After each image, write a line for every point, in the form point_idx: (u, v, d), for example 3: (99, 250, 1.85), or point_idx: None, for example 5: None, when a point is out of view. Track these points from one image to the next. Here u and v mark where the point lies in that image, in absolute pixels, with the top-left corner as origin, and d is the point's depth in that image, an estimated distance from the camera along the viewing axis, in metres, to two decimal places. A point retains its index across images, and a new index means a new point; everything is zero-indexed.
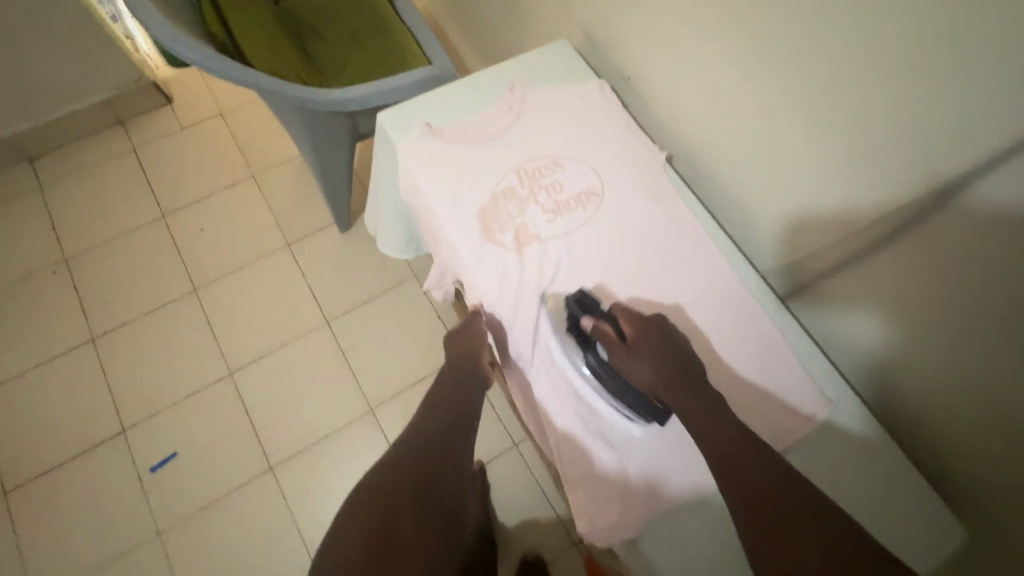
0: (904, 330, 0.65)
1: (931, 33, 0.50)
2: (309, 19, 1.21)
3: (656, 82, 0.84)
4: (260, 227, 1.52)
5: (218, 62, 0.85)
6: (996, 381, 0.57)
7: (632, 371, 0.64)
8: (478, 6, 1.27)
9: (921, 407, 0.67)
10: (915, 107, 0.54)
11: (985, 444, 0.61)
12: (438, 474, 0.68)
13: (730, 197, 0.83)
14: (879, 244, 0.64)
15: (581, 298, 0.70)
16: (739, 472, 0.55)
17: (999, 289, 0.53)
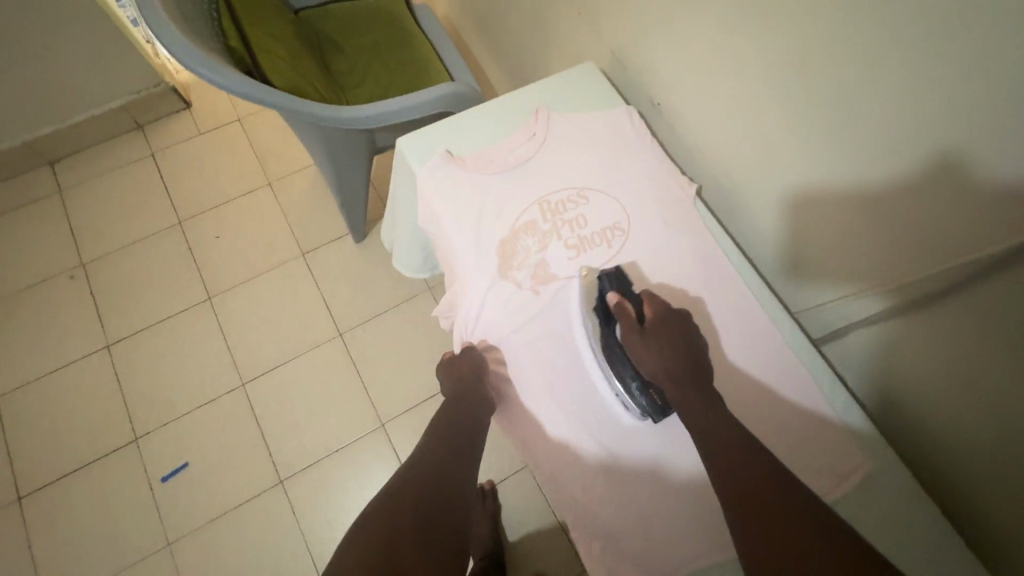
0: (939, 383, 0.60)
1: (980, 83, 0.45)
2: (328, 30, 1.20)
3: (687, 111, 0.80)
4: (275, 236, 1.52)
5: (233, 80, 0.83)
6: (996, 386, 0.54)
7: (642, 352, 0.64)
8: (501, 18, 1.24)
9: (923, 417, 0.64)
10: (960, 161, 0.50)
11: (992, 459, 0.58)
12: (444, 496, 0.60)
13: (761, 228, 0.78)
14: (917, 301, 0.59)
15: (614, 274, 0.70)
16: (735, 470, 0.53)
17: (1003, 287, 0.50)
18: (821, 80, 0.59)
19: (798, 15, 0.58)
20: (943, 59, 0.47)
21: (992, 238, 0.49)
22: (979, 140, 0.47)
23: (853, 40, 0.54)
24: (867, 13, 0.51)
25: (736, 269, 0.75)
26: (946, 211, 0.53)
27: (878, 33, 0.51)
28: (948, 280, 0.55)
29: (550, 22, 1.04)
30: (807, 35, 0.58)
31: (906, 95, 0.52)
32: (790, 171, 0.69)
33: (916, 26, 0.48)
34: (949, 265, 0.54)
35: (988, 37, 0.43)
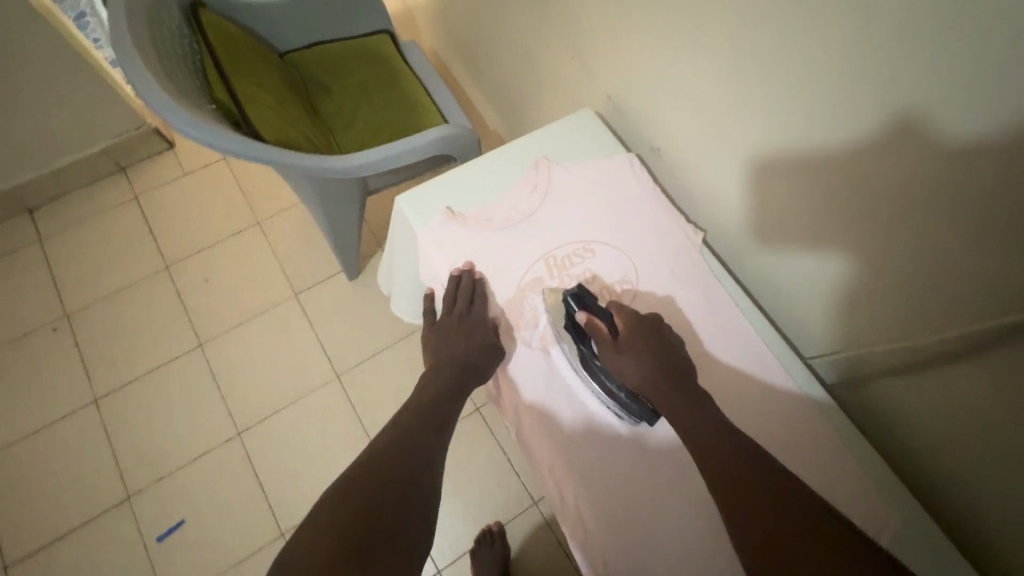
0: (955, 442, 0.58)
1: (992, 156, 0.43)
2: (315, 71, 1.18)
3: (682, 153, 0.79)
4: (267, 276, 1.48)
5: (220, 137, 0.80)
6: (995, 411, 0.51)
7: (623, 370, 0.60)
8: (488, 53, 1.23)
9: (935, 453, 0.61)
10: (955, 215, 0.48)
11: (1005, 497, 0.54)
12: (416, 471, 0.55)
13: (763, 269, 0.76)
14: (931, 357, 0.55)
15: (579, 291, 0.64)
16: (724, 465, 0.50)
17: (994, 312, 0.48)
18: (820, 139, 0.57)
19: (793, 76, 0.56)
20: (951, 130, 0.45)
21: (1000, 309, 0.47)
22: (986, 215, 0.45)
23: (852, 104, 0.52)
24: (865, 80, 0.50)
25: (742, 319, 0.73)
26: (948, 277, 0.51)
27: (880, 99, 0.49)
28: (960, 344, 0.52)
29: (539, 62, 1.04)
30: (802, 95, 0.56)
31: (913, 160, 0.49)
32: (784, 215, 0.67)
33: (922, 94, 0.46)
34: (962, 331, 0.51)
35: (1000, 112, 0.41)
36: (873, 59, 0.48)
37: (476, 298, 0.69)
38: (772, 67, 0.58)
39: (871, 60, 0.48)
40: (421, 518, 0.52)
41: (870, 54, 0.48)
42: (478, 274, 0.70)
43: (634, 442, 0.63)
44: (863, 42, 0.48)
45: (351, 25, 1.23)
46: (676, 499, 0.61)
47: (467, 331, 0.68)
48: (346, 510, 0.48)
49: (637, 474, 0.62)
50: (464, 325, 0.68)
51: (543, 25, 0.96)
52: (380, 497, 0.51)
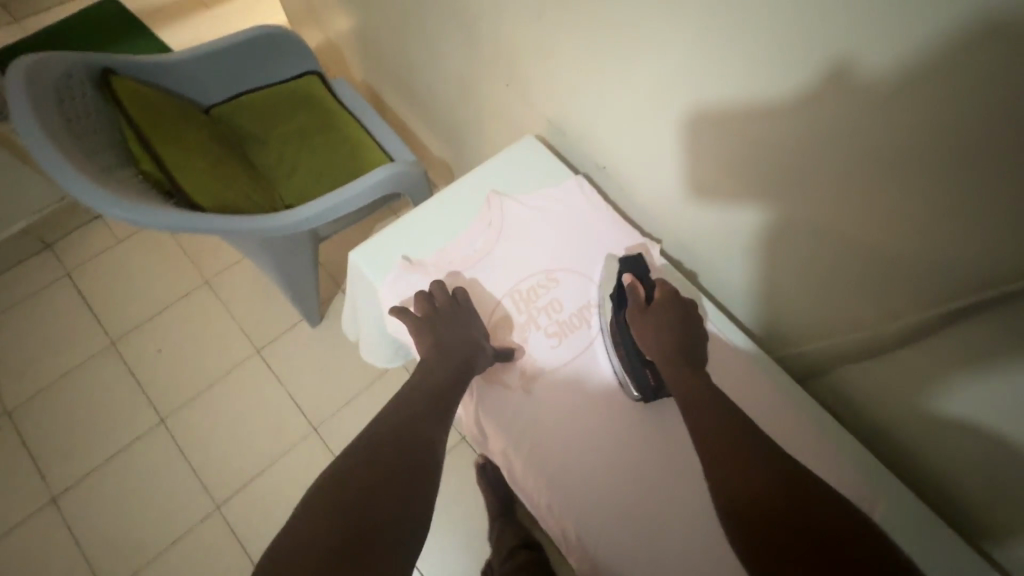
0: (921, 416, 0.61)
1: (918, 149, 0.46)
2: (246, 124, 1.14)
3: (628, 170, 0.81)
4: (225, 336, 1.42)
5: (149, 213, 0.76)
6: (954, 387, 0.55)
7: (642, 331, 0.64)
8: (422, 84, 1.23)
9: (904, 429, 0.64)
10: (891, 204, 0.51)
11: (971, 459, 0.58)
12: (416, 456, 0.54)
13: (720, 272, 0.78)
14: (893, 343, 0.59)
15: (634, 260, 0.70)
16: (705, 409, 0.57)
17: (943, 296, 0.51)
18: (756, 146, 0.59)
19: (724, 88, 0.58)
20: (882, 125, 0.47)
21: (962, 288, 0.49)
22: (927, 199, 0.48)
23: (783, 109, 0.54)
24: (793, 86, 0.52)
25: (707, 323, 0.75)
26: (896, 269, 0.54)
27: (810, 103, 0.51)
28: (924, 325, 0.54)
29: (475, 90, 1.04)
30: (734, 105, 0.58)
31: (850, 158, 0.52)
32: (732, 221, 0.69)
33: (849, 95, 0.48)
34: (924, 310, 0.54)
35: (927, 103, 0.43)
36: (799, 65, 0.50)
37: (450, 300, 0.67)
38: (703, 79, 0.60)
39: (797, 67, 0.50)
40: (422, 501, 0.51)
41: (795, 61, 0.50)
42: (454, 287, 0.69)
43: (629, 469, 0.63)
44: (786, 50, 0.50)
45: (277, 70, 1.20)
46: (675, 512, 0.62)
47: (452, 318, 0.66)
48: (343, 496, 0.47)
49: (637, 502, 0.62)
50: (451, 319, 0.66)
51: (473, 55, 0.96)
52: (380, 484, 0.49)
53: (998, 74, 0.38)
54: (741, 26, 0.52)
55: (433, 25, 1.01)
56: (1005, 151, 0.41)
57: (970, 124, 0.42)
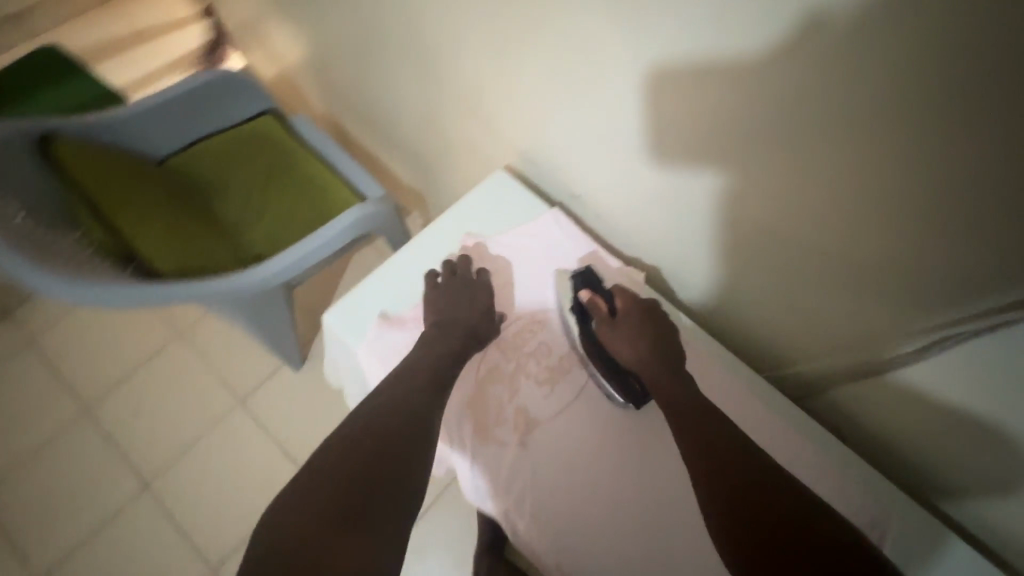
0: (928, 431, 0.61)
1: (900, 175, 0.44)
2: (202, 174, 1.08)
3: (603, 200, 0.78)
4: (204, 389, 1.36)
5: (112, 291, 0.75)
6: (962, 404, 0.55)
7: (616, 344, 0.64)
8: (384, 114, 1.19)
9: (911, 443, 0.64)
10: (877, 228, 0.49)
11: (981, 467, 0.58)
12: (414, 429, 0.56)
13: (705, 299, 0.77)
14: (894, 366, 0.58)
15: (586, 274, 0.68)
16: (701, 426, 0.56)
17: (943, 325, 0.50)
18: (728, 174, 0.57)
19: (686, 121, 0.56)
20: (855, 153, 0.46)
21: (963, 316, 0.48)
22: (909, 224, 0.46)
23: (750, 140, 0.52)
24: (757, 118, 0.50)
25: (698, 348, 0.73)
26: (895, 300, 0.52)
27: (777, 134, 0.50)
28: (925, 348, 0.53)
29: (439, 120, 1.01)
30: (699, 138, 0.56)
31: (825, 185, 0.50)
32: (714, 249, 0.67)
33: (817, 124, 0.46)
34: (922, 333, 0.53)
35: (900, 131, 0.42)
36: (762, 97, 0.48)
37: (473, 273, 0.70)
38: (666, 112, 0.58)
39: (760, 100, 0.49)
40: (418, 470, 0.53)
41: (757, 93, 0.48)
42: (479, 268, 0.71)
43: (638, 523, 0.60)
44: (748, 83, 0.48)
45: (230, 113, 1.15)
46: (693, 560, 0.58)
47: (473, 294, 0.68)
48: (344, 465, 0.51)
49: (651, 559, 0.58)
50: (458, 294, 0.68)
51: (433, 86, 0.93)
52: (377, 454, 0.52)
53: (973, 104, 0.37)
54: (700, 58, 0.50)
55: (389, 56, 0.98)
56: (990, 178, 0.39)
57: (950, 150, 0.40)
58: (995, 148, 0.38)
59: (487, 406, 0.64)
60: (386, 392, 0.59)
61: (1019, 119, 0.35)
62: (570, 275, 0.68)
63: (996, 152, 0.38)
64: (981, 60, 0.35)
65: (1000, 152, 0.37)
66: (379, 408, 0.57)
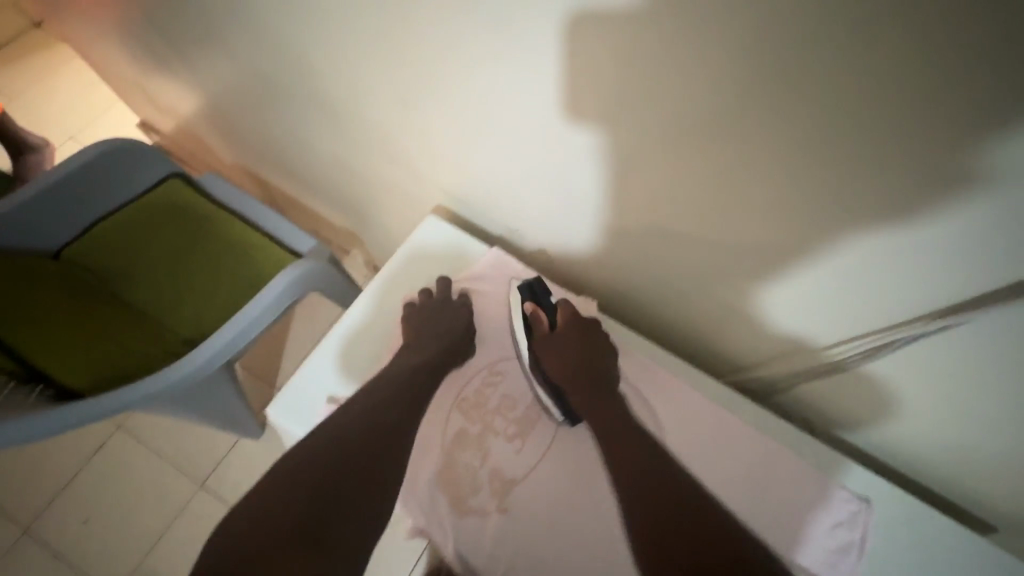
0: (882, 407, 0.66)
1: (833, 160, 0.44)
2: (108, 259, 0.98)
3: (541, 233, 0.79)
4: (159, 479, 1.25)
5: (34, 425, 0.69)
6: (909, 381, 0.60)
7: (550, 357, 0.65)
8: (301, 161, 1.15)
9: (867, 420, 0.69)
10: (820, 213, 0.49)
11: (936, 423, 0.62)
12: (384, 445, 0.54)
13: (653, 312, 0.79)
14: (847, 360, 0.62)
15: (533, 286, 0.69)
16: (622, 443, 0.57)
17: (886, 313, 0.55)
18: (670, 185, 0.56)
19: (619, 136, 0.55)
20: (793, 150, 0.45)
21: (920, 314, 0.52)
22: (855, 207, 0.46)
23: (687, 147, 0.51)
24: (692, 125, 0.48)
25: (665, 362, 0.72)
26: (844, 297, 0.56)
27: (714, 140, 0.48)
28: (882, 346, 0.57)
29: (359, 162, 0.98)
30: (635, 152, 0.55)
31: (769, 183, 0.49)
32: (655, 265, 0.69)
33: (750, 126, 0.46)
34: (884, 331, 0.56)
35: (835, 123, 0.41)
36: (691, 105, 0.47)
37: (443, 286, 0.71)
38: (596, 131, 0.56)
39: (689, 107, 0.47)
40: (378, 485, 0.51)
41: (686, 103, 0.47)
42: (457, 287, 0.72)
43: None
44: (674, 94, 0.47)
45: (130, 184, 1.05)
46: None
47: (452, 310, 0.69)
48: (310, 477, 0.48)
49: None
50: (433, 312, 0.68)
51: (347, 129, 0.89)
52: (345, 471, 0.50)
53: (892, 85, 0.36)
54: (618, 77, 0.48)
55: (296, 105, 0.94)
56: (921, 149, 0.39)
57: (877, 130, 0.40)
58: (931, 127, 0.37)
59: (459, 476, 0.61)
60: (358, 407, 0.57)
61: (940, 89, 0.35)
62: (523, 283, 0.69)
63: (931, 131, 0.38)
64: (906, 48, 0.34)
65: (930, 122, 0.37)
66: (350, 421, 0.55)
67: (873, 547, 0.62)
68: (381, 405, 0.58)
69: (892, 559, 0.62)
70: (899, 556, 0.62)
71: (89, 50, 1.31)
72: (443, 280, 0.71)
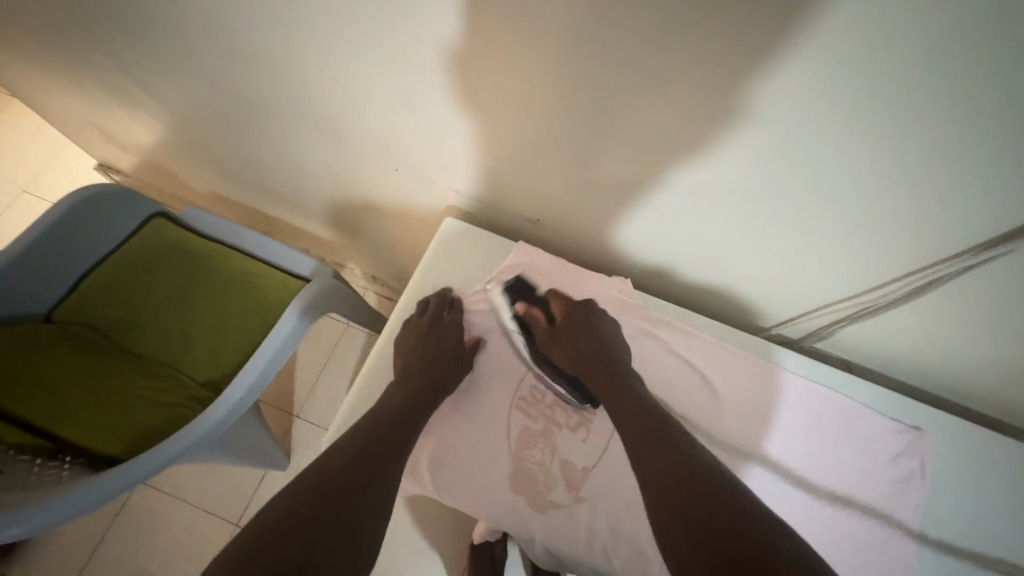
0: (915, 341, 0.69)
1: (877, 102, 0.45)
2: (105, 310, 0.93)
3: (566, 219, 0.80)
4: (191, 527, 1.21)
5: (82, 496, 0.66)
6: (945, 313, 0.63)
7: (556, 348, 0.66)
8: (290, 184, 1.12)
9: (901, 354, 0.73)
10: (862, 155, 0.50)
11: (968, 347, 0.66)
12: (375, 468, 0.54)
13: (682, 279, 0.82)
14: (884, 305, 0.66)
15: (518, 284, 0.71)
16: (641, 428, 0.56)
17: (925, 248, 0.57)
18: (710, 150, 0.57)
19: (662, 111, 0.54)
20: (843, 96, 0.46)
21: (959, 252, 0.56)
22: (900, 147, 0.48)
23: (741, 111, 0.51)
24: (748, 86, 0.48)
25: (704, 326, 0.74)
26: (881, 238, 0.58)
27: (760, 99, 0.49)
28: (922, 286, 0.61)
29: (357, 177, 0.96)
30: (679, 125, 0.55)
31: (810, 133, 0.50)
32: (685, 233, 0.72)
33: (804, 79, 0.46)
34: (924, 272, 0.60)
35: (891, 64, 0.42)
36: (745, 65, 0.46)
37: (426, 301, 0.72)
38: (637, 108, 0.55)
39: (748, 68, 0.47)
40: (369, 508, 0.51)
41: (742, 63, 0.47)
42: (457, 297, 0.72)
43: None
44: (731, 56, 0.46)
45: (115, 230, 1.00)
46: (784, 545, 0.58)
47: (442, 332, 0.68)
48: (303, 507, 0.47)
49: None
50: (428, 330, 0.68)
51: (344, 144, 0.87)
52: (336, 499, 0.49)
53: (942, 22, 0.38)
54: (669, 47, 0.47)
55: (281, 124, 0.90)
56: (970, 80, 0.41)
57: (925, 67, 0.41)
58: (977, 55, 0.39)
59: (533, 475, 0.61)
60: (350, 435, 0.57)
61: (991, 17, 0.37)
62: (502, 287, 0.71)
63: (980, 59, 0.39)
64: None
65: (977, 51, 0.39)
66: (342, 450, 0.55)
67: (930, 470, 0.66)
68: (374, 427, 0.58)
69: (947, 479, 0.66)
70: (954, 475, 0.66)
71: (25, 93, 1.21)
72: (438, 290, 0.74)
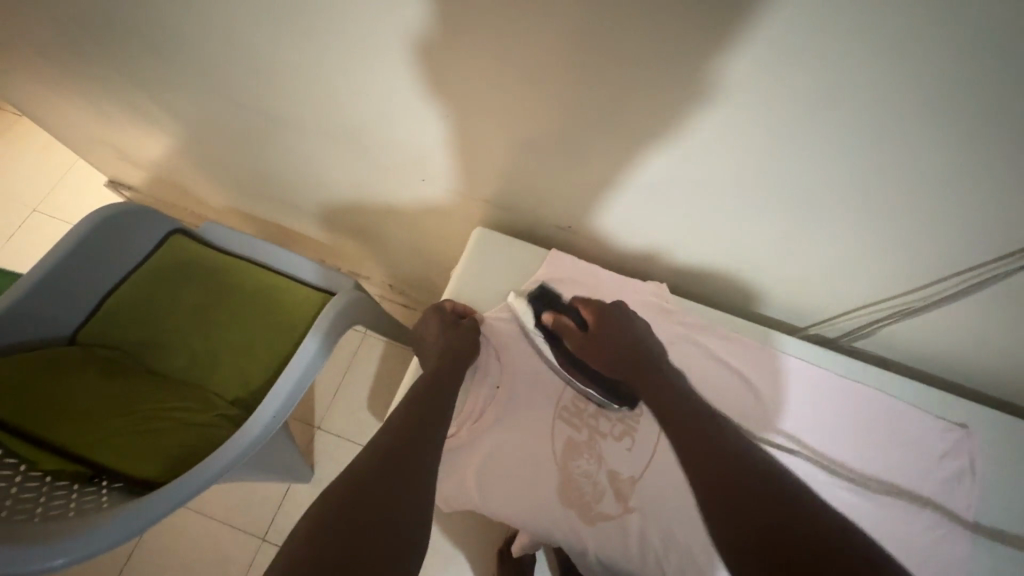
0: (956, 338, 0.69)
1: (927, 105, 0.45)
2: (127, 329, 0.92)
3: (596, 226, 0.79)
4: (217, 542, 1.20)
5: (128, 523, 0.65)
6: (988, 309, 0.63)
7: (588, 354, 0.66)
8: (307, 197, 1.11)
9: (940, 350, 0.72)
10: (909, 157, 0.50)
11: (1011, 342, 0.66)
12: (412, 472, 0.53)
13: (715, 282, 0.81)
14: (926, 304, 0.66)
15: (543, 293, 0.70)
16: (694, 432, 0.56)
17: (969, 246, 0.57)
18: (750, 154, 0.57)
19: (716, 119, 0.54)
20: (894, 100, 0.46)
21: (1006, 253, 0.56)
22: (950, 148, 0.48)
23: (793, 118, 0.51)
24: (794, 90, 0.48)
25: (741, 329, 0.74)
26: (924, 238, 0.58)
27: (808, 103, 0.49)
28: (968, 286, 0.61)
29: (377, 189, 0.95)
30: (732, 131, 0.55)
31: (855, 136, 0.50)
32: (722, 236, 0.71)
33: (853, 84, 0.46)
34: (970, 274, 0.60)
35: (945, 68, 0.42)
36: (793, 70, 0.46)
37: (445, 310, 0.72)
38: (691, 121, 0.55)
39: (797, 74, 0.47)
40: (411, 512, 0.50)
41: (799, 70, 0.46)
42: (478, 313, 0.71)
43: None
44: (785, 64, 0.46)
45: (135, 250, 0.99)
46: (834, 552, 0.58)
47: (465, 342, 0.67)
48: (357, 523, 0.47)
49: None
50: (456, 339, 0.68)
51: (366, 158, 0.86)
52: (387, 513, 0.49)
53: (1001, 25, 0.38)
54: (715, 56, 0.47)
55: (301, 138, 0.90)
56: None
57: (980, 70, 0.41)
58: None
59: (581, 486, 0.61)
60: (382, 438, 0.56)
61: None
62: (528, 296, 0.70)
63: None
64: None
65: None
66: (378, 456, 0.54)
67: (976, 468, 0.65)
68: (411, 430, 0.57)
69: (994, 476, 0.65)
70: (1000, 471, 0.65)
71: (34, 112, 1.20)
72: (451, 304, 0.72)
